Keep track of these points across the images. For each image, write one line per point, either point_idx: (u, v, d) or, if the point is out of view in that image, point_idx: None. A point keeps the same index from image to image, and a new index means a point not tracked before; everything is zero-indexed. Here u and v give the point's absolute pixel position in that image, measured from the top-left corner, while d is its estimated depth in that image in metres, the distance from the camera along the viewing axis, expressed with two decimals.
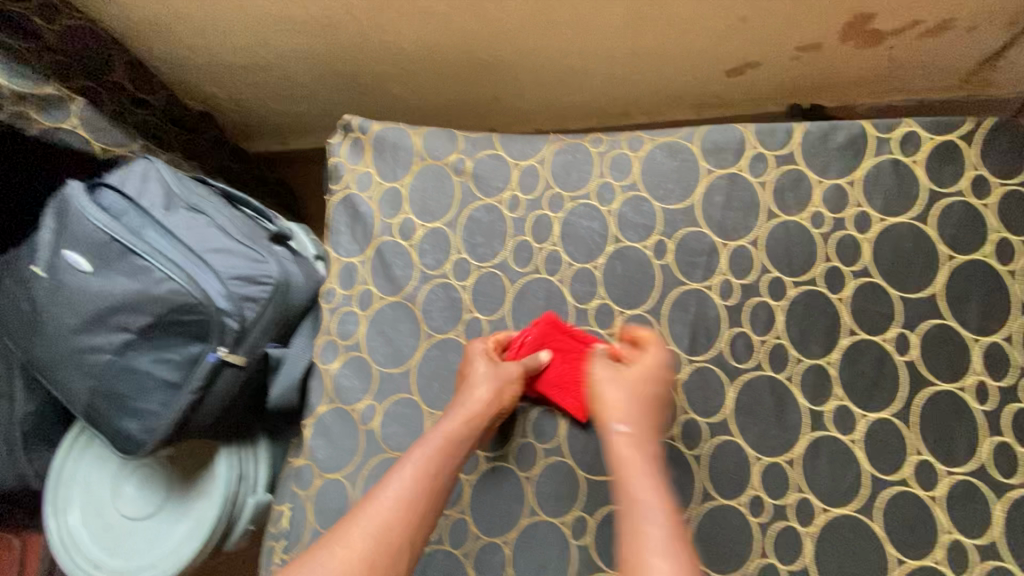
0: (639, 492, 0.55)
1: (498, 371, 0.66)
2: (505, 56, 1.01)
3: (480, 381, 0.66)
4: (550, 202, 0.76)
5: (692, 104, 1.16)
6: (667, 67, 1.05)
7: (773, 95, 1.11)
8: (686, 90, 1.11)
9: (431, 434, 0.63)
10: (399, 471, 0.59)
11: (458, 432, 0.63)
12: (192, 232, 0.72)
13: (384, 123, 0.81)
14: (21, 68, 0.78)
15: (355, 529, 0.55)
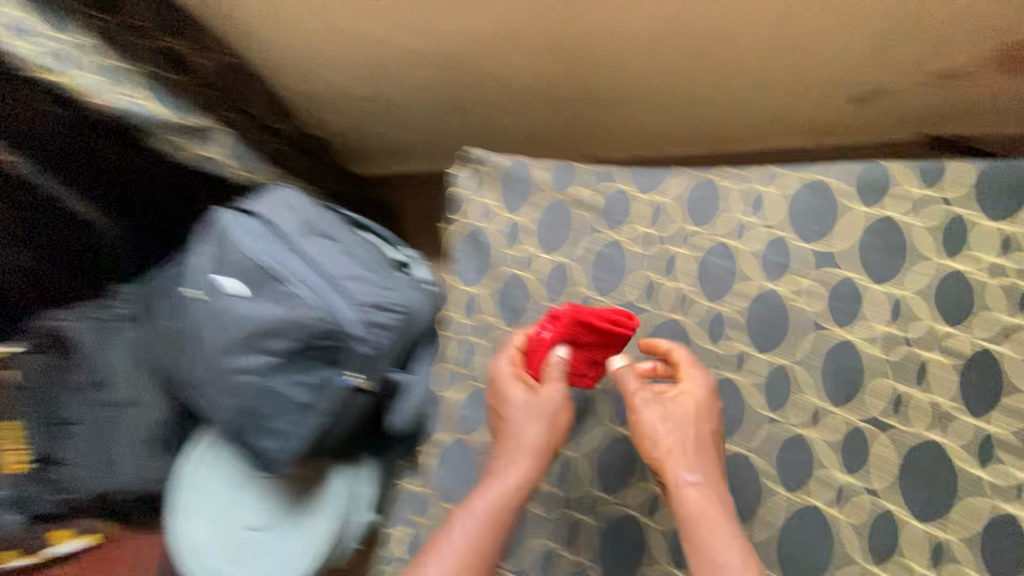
0: (722, 551, 0.53)
1: (537, 397, 0.65)
2: (618, 86, 1.01)
3: (524, 412, 0.64)
4: (677, 237, 0.74)
5: (806, 132, 1.10)
6: (783, 97, 1.02)
7: (898, 123, 1.05)
8: (802, 117, 1.07)
9: (487, 485, 0.61)
10: (457, 527, 0.58)
11: (520, 483, 0.61)
12: (326, 259, 0.76)
13: (504, 156, 0.81)
14: (181, 102, 0.84)
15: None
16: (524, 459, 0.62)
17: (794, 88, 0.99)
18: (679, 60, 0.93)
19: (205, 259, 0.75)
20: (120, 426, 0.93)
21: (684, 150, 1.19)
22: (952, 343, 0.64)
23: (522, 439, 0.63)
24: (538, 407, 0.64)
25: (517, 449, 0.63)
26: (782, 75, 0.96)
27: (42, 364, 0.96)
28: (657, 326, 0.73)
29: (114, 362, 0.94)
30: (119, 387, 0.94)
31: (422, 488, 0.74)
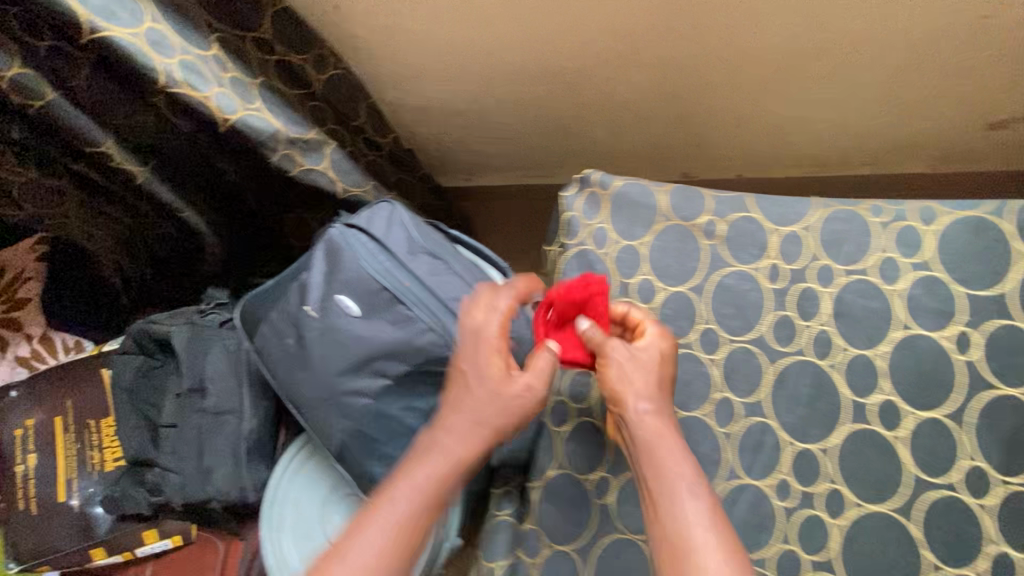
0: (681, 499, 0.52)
1: (489, 356, 0.61)
2: (732, 98, 0.97)
3: (477, 371, 0.61)
4: (818, 274, 0.68)
5: (924, 157, 1.05)
6: (909, 117, 0.97)
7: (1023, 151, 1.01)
8: (923, 139, 1.01)
9: (434, 441, 0.59)
10: (405, 484, 0.56)
11: (462, 425, 0.59)
12: (435, 279, 0.74)
13: (624, 178, 0.78)
14: (296, 115, 0.83)
15: (361, 550, 0.52)
16: (471, 423, 0.59)
17: (925, 100, 0.94)
18: (812, 66, 0.90)
19: (316, 275, 0.74)
20: (214, 433, 0.91)
21: (786, 170, 1.12)
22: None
23: (469, 398, 0.60)
24: (483, 368, 0.61)
25: (461, 405, 0.60)
26: (915, 82, 0.91)
27: (137, 367, 0.99)
28: (794, 369, 0.66)
29: (209, 365, 0.93)
30: (213, 392, 0.92)
31: (529, 523, 0.71)
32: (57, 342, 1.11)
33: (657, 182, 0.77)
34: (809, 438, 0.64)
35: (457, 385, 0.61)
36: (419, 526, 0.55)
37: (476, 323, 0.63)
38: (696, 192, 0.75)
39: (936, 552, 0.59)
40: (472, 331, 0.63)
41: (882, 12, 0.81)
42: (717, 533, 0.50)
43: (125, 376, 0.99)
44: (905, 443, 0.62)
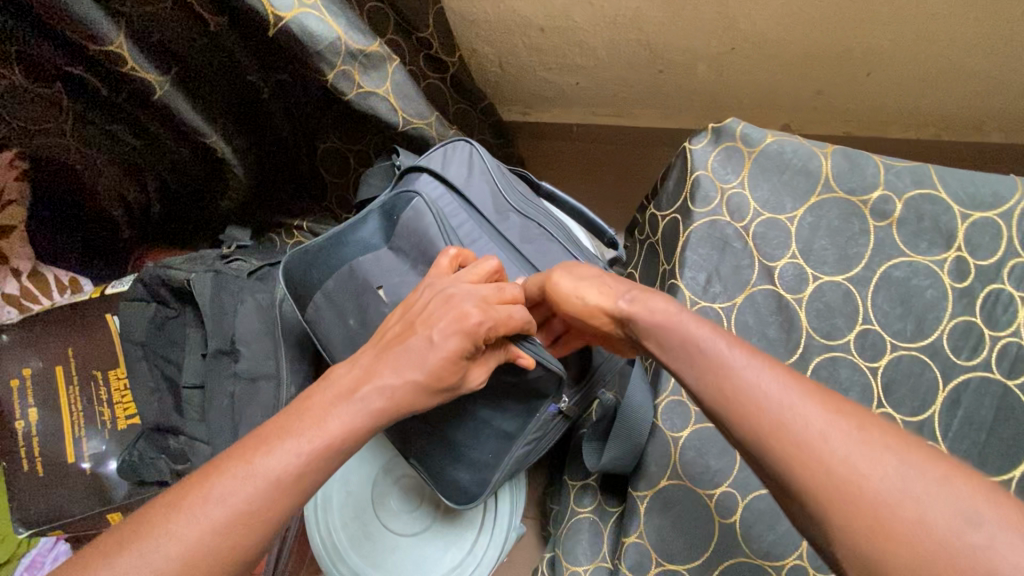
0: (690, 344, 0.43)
1: (432, 330, 0.45)
2: (883, 38, 0.80)
3: (423, 334, 0.45)
4: (1015, 275, 0.56)
5: None
6: None
7: None
8: None
9: (332, 409, 0.42)
10: (284, 444, 0.40)
11: (368, 394, 0.43)
12: (530, 247, 0.64)
13: (775, 132, 0.63)
14: (356, 20, 0.64)
15: (203, 511, 0.38)
16: (384, 399, 0.43)
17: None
18: (998, 7, 0.73)
19: (394, 245, 0.63)
20: (250, 401, 0.77)
21: (911, 129, 0.95)
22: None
23: (383, 374, 0.44)
24: (419, 353, 0.45)
25: (381, 374, 0.44)
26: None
27: (152, 317, 0.85)
28: (971, 388, 0.55)
29: (240, 324, 0.79)
30: (245, 355, 0.78)
31: (633, 536, 0.61)
32: (50, 279, 0.94)
33: (815, 141, 0.62)
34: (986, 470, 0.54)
35: (381, 356, 0.45)
36: (288, 503, 0.40)
37: (458, 287, 0.49)
38: (868, 159, 0.60)
39: None
40: (443, 287, 0.49)
41: None
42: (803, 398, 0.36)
43: (137, 329, 0.84)
44: None
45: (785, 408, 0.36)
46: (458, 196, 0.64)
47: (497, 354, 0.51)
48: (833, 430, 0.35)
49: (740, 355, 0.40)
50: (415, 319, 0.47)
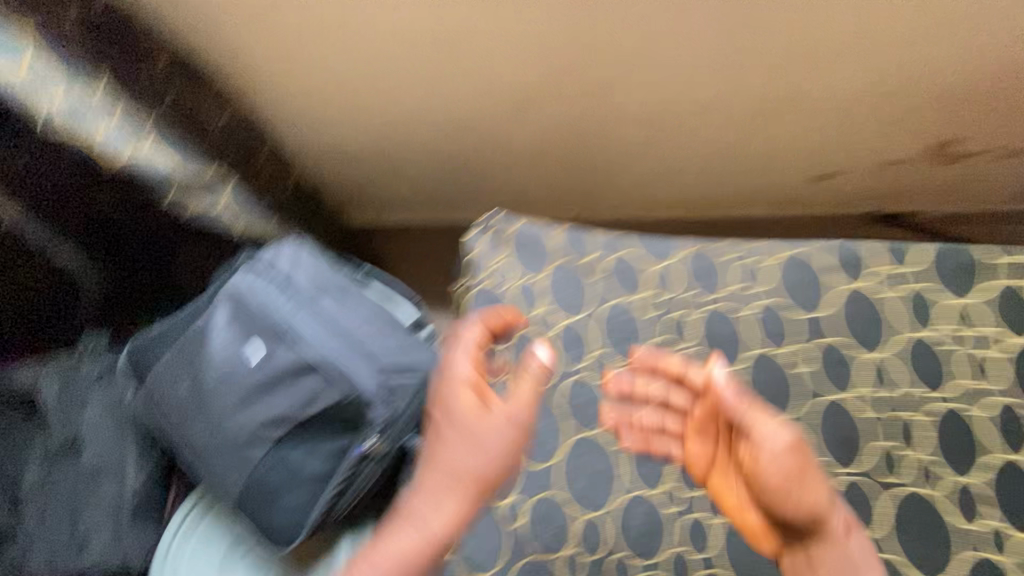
0: (841, 544, 0.55)
1: (460, 443, 0.62)
2: (618, 154, 1.07)
3: (446, 449, 0.62)
4: (683, 304, 0.79)
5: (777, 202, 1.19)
6: (765, 172, 1.10)
7: (856, 202, 1.16)
8: (773, 189, 1.15)
9: (403, 533, 0.61)
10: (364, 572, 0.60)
11: (438, 513, 0.61)
12: (345, 319, 0.76)
13: (523, 220, 0.85)
14: (190, 157, 0.83)
15: None
16: (442, 521, 0.61)
17: (779, 162, 1.07)
18: (678, 136, 1.02)
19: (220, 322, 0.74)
20: (92, 496, 0.81)
21: (662, 213, 1.23)
22: (940, 406, 0.72)
23: (425, 506, 0.62)
24: (450, 464, 0.62)
25: (424, 501, 0.62)
26: (766, 153, 1.05)
27: None
28: None
29: (87, 422, 0.85)
30: (90, 450, 0.83)
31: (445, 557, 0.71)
32: None
33: (551, 222, 0.86)
34: None
35: (428, 474, 0.63)
36: None
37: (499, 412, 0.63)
38: (587, 231, 0.85)
39: None
40: (449, 417, 0.63)
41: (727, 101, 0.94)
42: None
43: None
44: None
45: None
46: (281, 280, 0.76)
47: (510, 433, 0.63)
48: None
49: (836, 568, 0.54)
50: (443, 444, 0.63)
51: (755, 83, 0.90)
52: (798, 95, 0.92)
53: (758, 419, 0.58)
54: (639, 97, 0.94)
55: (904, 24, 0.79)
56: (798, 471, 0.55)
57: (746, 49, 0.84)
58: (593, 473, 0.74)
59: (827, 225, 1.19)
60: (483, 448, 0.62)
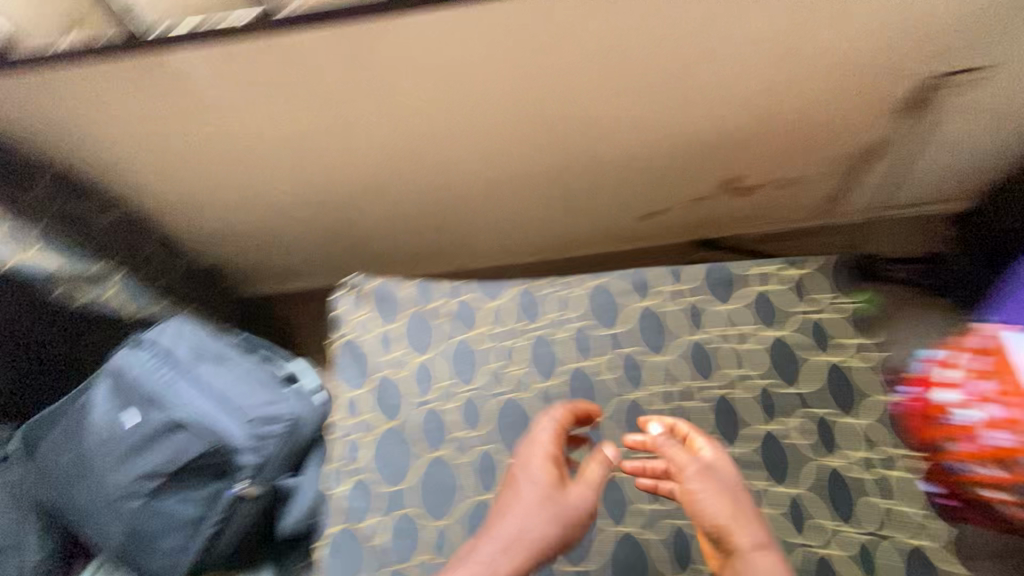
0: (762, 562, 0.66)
1: (533, 489, 0.75)
2: (473, 216, 1.24)
3: (523, 492, 0.74)
4: (513, 335, 0.95)
5: (625, 241, 1.37)
6: (601, 218, 1.29)
7: (687, 233, 1.37)
8: (615, 231, 1.34)
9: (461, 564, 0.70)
10: None
11: (495, 546, 0.71)
12: (219, 380, 0.87)
13: (378, 279, 1.00)
14: (75, 252, 0.96)
15: None
16: (503, 558, 0.70)
17: (610, 210, 1.27)
18: (518, 199, 1.20)
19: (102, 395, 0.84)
20: None
21: (533, 261, 1.39)
22: (712, 393, 0.89)
23: (490, 539, 0.72)
24: (517, 507, 0.73)
25: (492, 533, 0.72)
26: (596, 203, 1.24)
27: None
28: (501, 407, 0.90)
29: None
30: None
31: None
32: None
33: (399, 281, 1.00)
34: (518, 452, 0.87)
35: (505, 513, 0.74)
36: None
37: (586, 477, 0.76)
38: (431, 284, 0.99)
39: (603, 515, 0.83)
40: (534, 468, 0.76)
41: (545, 167, 1.13)
42: None
43: None
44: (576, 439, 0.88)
45: None
46: (161, 353, 0.87)
47: (582, 492, 0.75)
48: None
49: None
50: (521, 489, 0.75)
51: (563, 150, 1.09)
52: (601, 158, 1.12)
53: (713, 473, 0.73)
54: (471, 168, 1.11)
55: (657, 98, 0.99)
56: (740, 511, 0.70)
57: (544, 129, 1.04)
58: (441, 487, 0.86)
59: (667, 256, 1.39)
60: (554, 511, 0.73)
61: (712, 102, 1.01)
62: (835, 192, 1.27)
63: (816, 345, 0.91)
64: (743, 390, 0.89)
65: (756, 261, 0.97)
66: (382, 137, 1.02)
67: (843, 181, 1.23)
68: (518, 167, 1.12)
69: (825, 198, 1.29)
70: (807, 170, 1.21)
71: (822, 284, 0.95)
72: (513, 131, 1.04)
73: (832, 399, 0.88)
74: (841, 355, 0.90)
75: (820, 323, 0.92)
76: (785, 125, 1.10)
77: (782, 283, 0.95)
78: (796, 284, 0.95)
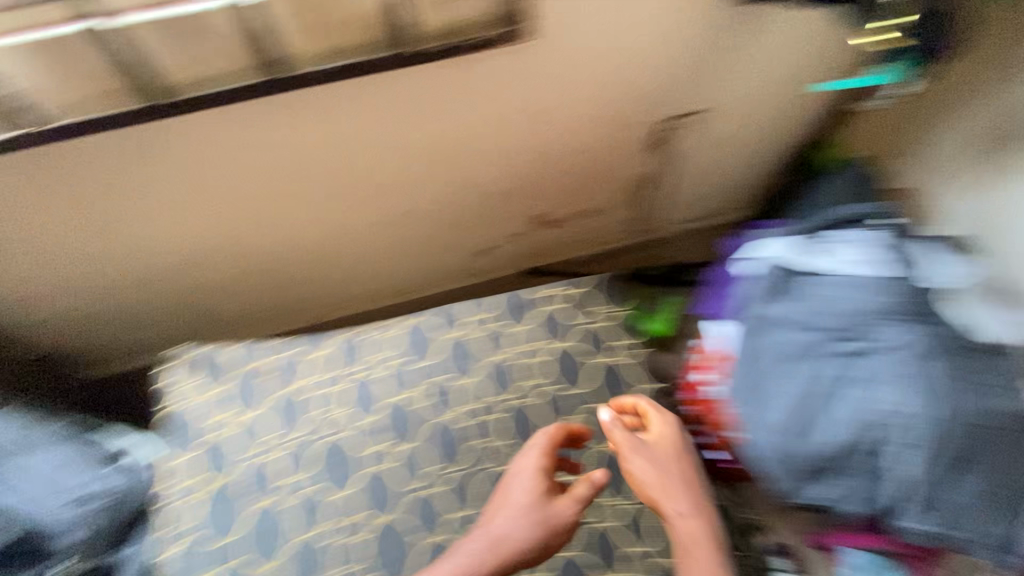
0: (690, 528, 0.84)
1: (527, 491, 0.87)
2: (314, 273, 1.34)
3: (516, 496, 0.87)
4: (336, 381, 1.04)
5: (467, 277, 1.53)
6: (437, 260, 1.43)
7: (520, 263, 1.54)
8: (454, 269, 1.49)
9: (460, 555, 0.82)
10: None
11: (496, 538, 0.83)
12: (31, 470, 0.91)
13: (207, 346, 1.08)
14: None
15: None
16: (491, 550, 0.82)
17: (443, 252, 1.41)
18: (351, 254, 1.32)
19: None
20: None
21: (383, 303, 1.51)
22: (511, 403, 1.04)
23: (489, 533, 0.84)
24: (512, 506, 0.86)
25: (491, 530, 0.84)
26: (428, 248, 1.38)
27: None
28: (325, 450, 0.99)
29: None
30: None
31: None
32: None
33: (226, 345, 1.07)
34: (340, 487, 0.96)
35: (498, 512, 0.86)
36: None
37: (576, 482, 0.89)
38: (255, 345, 1.07)
39: (416, 530, 0.94)
40: (518, 477, 0.90)
41: (367, 225, 1.25)
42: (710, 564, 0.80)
43: None
44: (394, 465, 0.98)
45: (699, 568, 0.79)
46: None
47: (568, 495, 0.88)
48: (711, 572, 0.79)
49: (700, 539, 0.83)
50: (513, 492, 0.88)
51: (379, 209, 1.22)
52: (417, 212, 1.26)
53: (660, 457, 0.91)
54: (295, 232, 1.21)
55: (447, 160, 1.14)
56: (679, 484, 0.87)
57: (354, 196, 1.16)
58: (270, 531, 0.93)
59: (507, 285, 1.57)
60: (542, 519, 0.85)
61: (497, 159, 1.18)
62: (633, 216, 1.49)
63: (593, 349, 1.09)
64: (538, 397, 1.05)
65: (546, 285, 1.14)
66: (196, 215, 1.09)
67: (634, 207, 1.46)
68: (340, 228, 1.23)
69: (628, 222, 1.51)
70: (601, 202, 1.42)
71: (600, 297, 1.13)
72: (323, 199, 1.15)
73: (607, 394, 1.05)
74: (611, 355, 1.08)
75: (598, 330, 1.10)
76: (571, 169, 1.29)
77: (567, 300, 1.13)
78: (579, 300, 1.13)
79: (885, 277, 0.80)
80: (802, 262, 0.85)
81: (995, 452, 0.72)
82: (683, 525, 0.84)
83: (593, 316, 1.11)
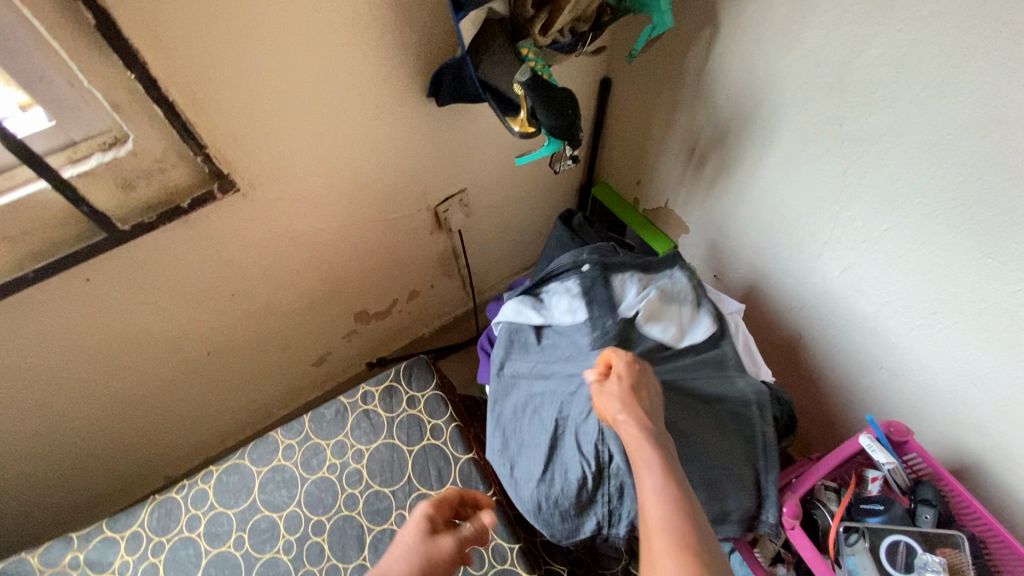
0: (644, 446, 0.67)
1: (414, 524, 0.84)
2: (143, 437, 1.30)
3: (404, 534, 0.83)
4: (153, 549, 1.02)
5: (316, 384, 1.54)
6: (276, 380, 1.44)
7: (366, 355, 1.58)
8: (298, 381, 1.49)
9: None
10: None
11: (394, 557, 0.79)
12: None
13: (5, 559, 1.01)
14: None
15: None
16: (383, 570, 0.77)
17: (278, 372, 1.42)
18: (175, 405, 1.29)
19: None
20: None
21: (235, 438, 1.50)
22: (338, 515, 1.04)
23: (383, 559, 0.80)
24: (402, 536, 0.83)
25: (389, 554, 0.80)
26: (259, 373, 1.38)
27: None
28: None
29: None
30: None
31: None
32: None
33: (31, 548, 1.02)
34: None
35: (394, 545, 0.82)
36: None
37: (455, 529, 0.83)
38: (61, 542, 1.02)
39: None
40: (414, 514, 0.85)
41: (176, 377, 1.23)
42: (665, 484, 0.62)
43: None
44: None
45: (646, 482, 0.63)
46: None
47: (455, 534, 0.83)
48: (658, 484, 0.62)
49: (651, 456, 0.66)
50: (404, 528, 0.84)
51: (184, 361, 1.21)
52: (228, 350, 1.26)
53: (623, 389, 0.74)
54: (99, 413, 1.17)
55: (233, 299, 1.16)
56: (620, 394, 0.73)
57: (148, 358, 1.14)
58: None
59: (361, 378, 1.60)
60: (422, 554, 0.79)
61: (285, 279, 1.21)
62: (457, 282, 1.57)
63: (415, 435, 1.12)
64: (365, 500, 1.06)
65: (363, 384, 1.17)
66: None
67: (454, 275, 1.54)
68: (148, 390, 1.21)
69: (456, 288, 1.59)
70: (419, 282, 1.48)
71: (415, 381, 1.17)
72: (114, 374, 1.12)
73: (432, 476, 1.08)
74: (425, 437, 1.12)
75: (419, 414, 1.14)
76: (374, 266, 1.34)
77: (385, 394, 1.16)
78: (395, 389, 1.16)
79: (588, 318, 0.91)
80: (528, 316, 0.95)
81: (733, 445, 0.83)
82: (636, 440, 0.68)
83: (413, 402, 1.15)
